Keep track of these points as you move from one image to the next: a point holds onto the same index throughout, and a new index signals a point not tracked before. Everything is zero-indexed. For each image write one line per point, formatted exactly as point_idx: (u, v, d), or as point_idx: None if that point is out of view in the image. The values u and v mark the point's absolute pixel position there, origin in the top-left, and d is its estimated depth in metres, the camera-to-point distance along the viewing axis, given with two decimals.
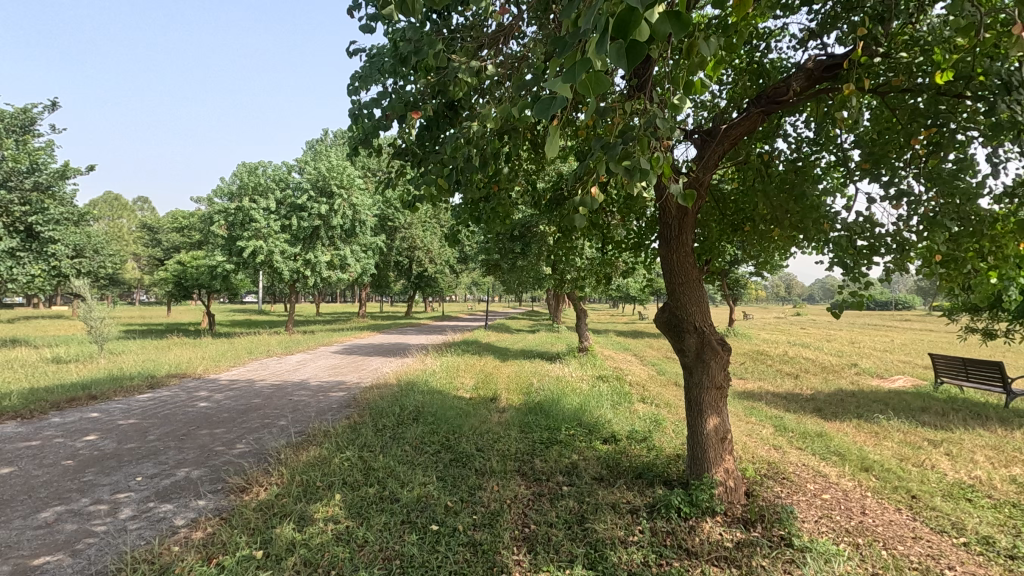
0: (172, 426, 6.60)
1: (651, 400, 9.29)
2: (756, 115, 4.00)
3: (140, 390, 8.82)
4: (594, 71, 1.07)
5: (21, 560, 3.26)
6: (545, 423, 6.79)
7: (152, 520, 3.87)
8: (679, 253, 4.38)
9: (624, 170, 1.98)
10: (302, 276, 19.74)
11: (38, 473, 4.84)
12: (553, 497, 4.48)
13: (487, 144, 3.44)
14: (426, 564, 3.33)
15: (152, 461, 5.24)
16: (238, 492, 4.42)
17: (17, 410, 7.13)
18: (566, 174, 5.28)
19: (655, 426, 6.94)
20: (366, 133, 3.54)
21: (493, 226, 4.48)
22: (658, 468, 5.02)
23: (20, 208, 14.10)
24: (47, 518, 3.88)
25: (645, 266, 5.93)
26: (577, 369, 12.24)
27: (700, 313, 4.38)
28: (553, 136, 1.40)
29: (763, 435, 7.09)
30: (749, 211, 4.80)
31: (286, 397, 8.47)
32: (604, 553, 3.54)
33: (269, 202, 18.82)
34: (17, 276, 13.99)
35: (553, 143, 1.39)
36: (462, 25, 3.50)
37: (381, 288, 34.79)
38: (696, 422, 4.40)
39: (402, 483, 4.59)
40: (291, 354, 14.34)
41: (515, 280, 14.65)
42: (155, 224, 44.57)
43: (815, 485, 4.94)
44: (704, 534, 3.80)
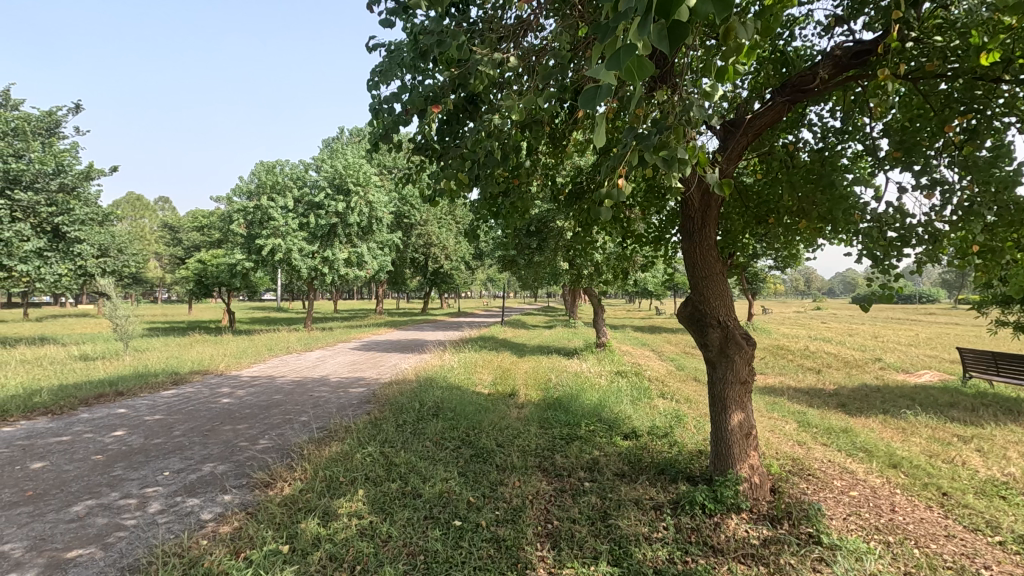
0: (196, 421, 6.72)
1: (671, 396, 9.19)
2: (781, 104, 3.89)
3: (164, 387, 8.98)
4: (638, 55, 1.03)
5: (54, 553, 3.33)
6: (564, 419, 6.77)
7: (180, 514, 3.92)
8: (702, 248, 4.29)
9: (659, 161, 1.94)
10: (320, 274, 19.94)
11: (69, 468, 4.95)
12: (574, 493, 4.46)
13: (508, 137, 3.41)
14: (450, 560, 3.33)
15: (178, 456, 5.33)
16: (262, 486, 4.47)
17: (48, 406, 7.31)
18: (586, 166, 5.23)
19: (676, 422, 6.87)
20: (387, 129, 3.51)
21: (512, 222, 4.43)
22: (681, 464, 4.97)
23: (47, 209, 14.39)
24: (79, 511, 3.95)
25: (665, 260, 5.87)
26: (595, 365, 12.18)
27: (724, 307, 4.31)
28: (600, 124, 1.34)
29: (786, 431, 6.99)
30: (774, 203, 4.67)
31: (307, 393, 8.57)
32: (629, 550, 3.50)
33: (286, 201, 19.06)
34: (44, 276, 14.32)
35: (602, 132, 1.32)
36: (480, 18, 3.43)
37: (397, 287, 35.06)
38: (720, 417, 4.35)
39: (423, 479, 4.60)
40: (311, 351, 14.50)
41: (532, 276, 14.64)
42: (175, 224, 45.37)
43: (842, 482, 4.83)
44: (730, 531, 3.74)
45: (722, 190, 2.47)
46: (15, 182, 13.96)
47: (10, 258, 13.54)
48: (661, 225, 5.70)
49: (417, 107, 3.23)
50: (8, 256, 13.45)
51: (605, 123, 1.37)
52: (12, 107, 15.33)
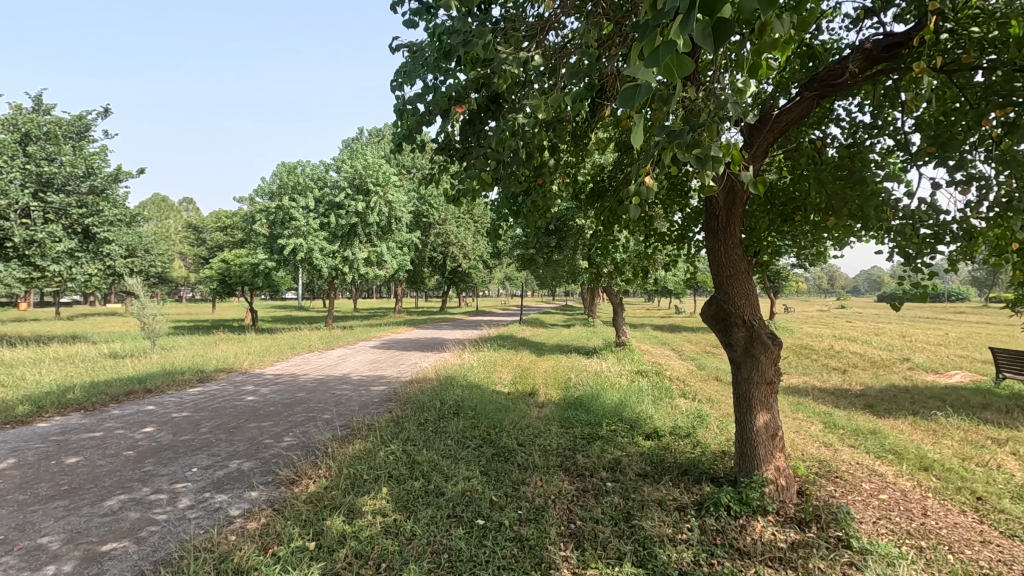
0: (223, 418, 6.85)
1: (692, 396, 9.09)
2: (809, 100, 3.81)
3: (190, 384, 9.17)
4: (678, 53, 1.02)
5: (90, 546, 3.42)
6: (585, 418, 6.74)
7: (209, 509, 4.00)
8: (727, 246, 4.22)
9: (693, 160, 1.89)
10: (340, 273, 20.19)
11: (102, 463, 5.08)
12: (597, 493, 4.44)
13: (531, 137, 3.39)
14: (474, 559, 3.34)
15: (206, 452, 5.43)
16: (288, 483, 4.53)
17: (80, 402, 7.51)
18: (608, 164, 5.20)
19: (698, 422, 6.80)
20: (411, 129, 3.51)
21: (534, 222, 4.42)
22: (705, 464, 4.91)
23: (77, 211, 14.75)
24: (112, 505, 4.06)
25: (688, 258, 5.80)
26: (616, 364, 12.10)
27: (749, 306, 4.24)
28: (639, 124, 1.32)
29: (812, 432, 6.86)
30: (801, 200, 4.58)
31: (330, 390, 8.70)
32: (654, 551, 3.47)
33: (308, 201, 19.32)
34: (75, 276, 14.74)
35: (639, 131, 1.31)
36: (502, 17, 3.41)
37: (416, 287, 35.32)
38: (745, 418, 4.29)
39: (446, 477, 4.63)
40: (333, 349, 14.64)
41: (551, 275, 14.62)
42: (200, 224, 46.33)
43: (872, 484, 4.74)
44: (757, 533, 3.69)
45: (760, 187, 2.40)
46: (47, 185, 14.38)
47: (43, 259, 14.01)
48: (684, 223, 5.63)
49: (441, 107, 3.23)
50: (41, 257, 13.90)
51: (644, 124, 1.35)
52: (45, 112, 15.78)
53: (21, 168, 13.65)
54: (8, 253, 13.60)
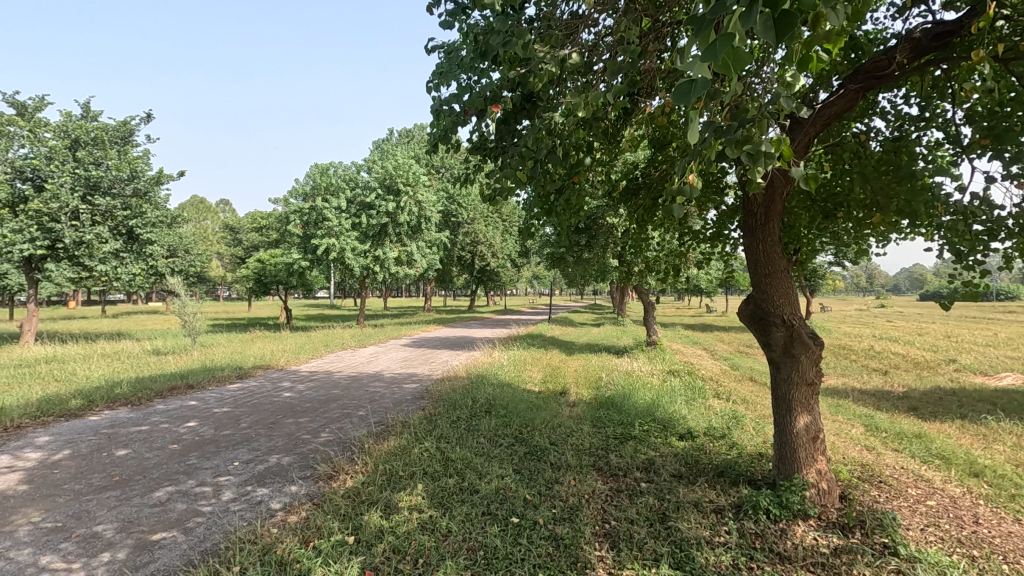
0: (261, 414, 7.03)
1: (726, 396, 8.93)
2: (853, 92, 3.66)
3: (230, 381, 9.45)
4: (734, 48, 1.01)
5: (141, 535, 3.57)
6: (617, 418, 6.69)
7: (252, 502, 4.12)
8: (766, 243, 4.11)
9: (742, 155, 1.85)
10: (371, 273, 20.50)
11: (149, 456, 5.28)
12: (631, 494, 4.41)
13: (567, 136, 3.37)
14: (510, 557, 3.35)
15: (246, 447, 5.59)
16: (326, 478, 4.64)
17: (127, 397, 7.83)
18: (642, 161, 5.14)
19: (734, 423, 6.66)
20: (447, 130, 3.52)
21: (567, 220, 4.39)
22: (742, 466, 4.82)
23: (122, 213, 15.35)
24: (161, 497, 4.22)
25: (723, 257, 5.70)
26: (647, 364, 11.99)
27: (788, 305, 4.12)
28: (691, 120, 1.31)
29: (853, 434, 6.67)
30: (845, 197, 4.43)
31: (363, 388, 8.84)
32: (691, 554, 3.42)
33: (340, 201, 19.66)
34: (121, 276, 15.39)
35: (691, 128, 1.31)
36: (537, 16, 3.37)
37: (444, 285, 35.48)
38: (784, 420, 4.19)
39: (480, 475, 4.66)
40: (364, 347, 14.85)
41: (580, 274, 14.54)
42: (236, 224, 47.61)
43: (918, 490, 4.57)
44: (798, 538, 3.60)
45: (810, 185, 2.34)
46: (95, 189, 14.96)
47: (92, 259, 14.66)
48: (719, 222, 5.53)
49: (477, 107, 3.24)
50: (89, 257, 14.57)
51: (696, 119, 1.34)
52: (93, 118, 16.43)
53: (71, 172, 14.24)
54: (59, 254, 14.30)
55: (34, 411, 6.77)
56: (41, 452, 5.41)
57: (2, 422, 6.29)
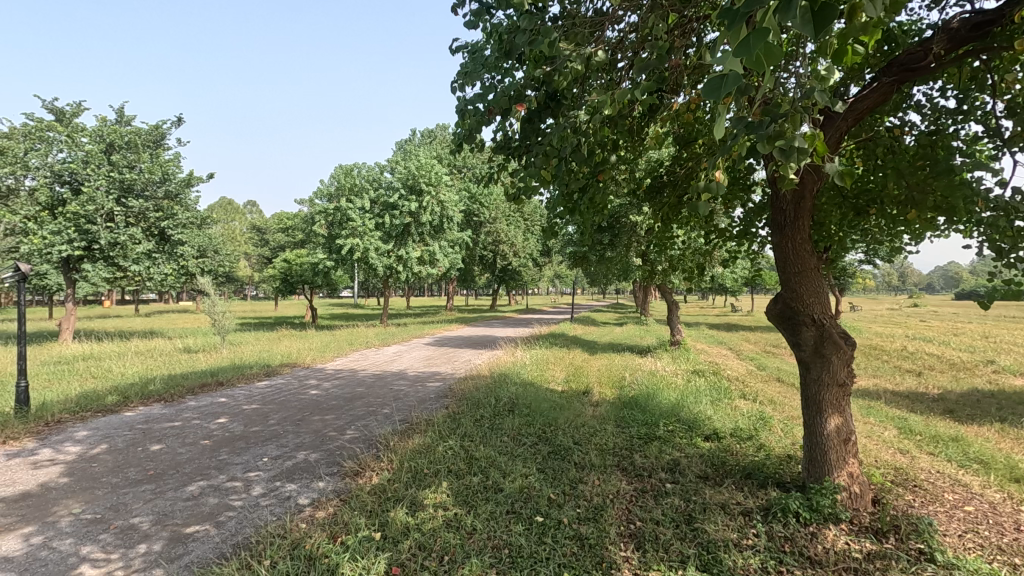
0: (289, 411, 7.17)
1: (753, 397, 8.78)
2: (887, 85, 3.54)
3: (258, 378, 9.65)
4: (768, 43, 0.99)
5: (175, 528, 3.66)
6: (641, 418, 6.63)
7: (281, 497, 4.20)
8: (795, 241, 4.02)
9: (775, 151, 1.81)
10: (395, 272, 20.70)
11: (182, 450, 5.43)
12: (656, 494, 4.37)
13: (592, 133, 3.34)
14: (535, 556, 3.35)
15: (275, 443, 5.70)
16: (352, 475, 4.70)
17: (161, 393, 8.06)
18: (666, 159, 5.08)
19: (761, 424, 6.55)
20: (471, 130, 3.52)
21: (591, 219, 4.37)
22: (770, 468, 4.73)
23: (155, 215, 15.78)
24: (193, 491, 4.33)
25: (749, 255, 5.60)
26: (671, 364, 11.87)
27: (819, 303, 4.03)
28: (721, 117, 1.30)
29: (886, 437, 6.50)
30: (878, 193, 4.31)
31: (387, 386, 8.94)
32: (719, 556, 3.38)
33: (364, 201, 19.88)
34: (153, 275, 15.85)
35: (722, 125, 1.29)
36: (561, 14, 3.34)
37: (466, 284, 35.62)
38: (814, 421, 4.10)
39: (504, 473, 4.67)
40: (388, 346, 15.01)
41: (603, 273, 14.46)
42: (263, 225, 48.58)
43: (955, 495, 4.42)
44: (828, 542, 3.51)
45: (843, 180, 2.28)
46: (129, 191, 15.41)
47: (125, 259, 15.12)
48: (745, 219, 5.43)
49: (502, 106, 3.24)
50: (123, 257, 15.04)
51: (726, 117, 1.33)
52: (127, 123, 16.92)
53: (106, 175, 14.68)
54: (95, 254, 14.80)
55: (73, 406, 7.01)
56: (80, 446, 5.61)
57: (44, 417, 6.53)
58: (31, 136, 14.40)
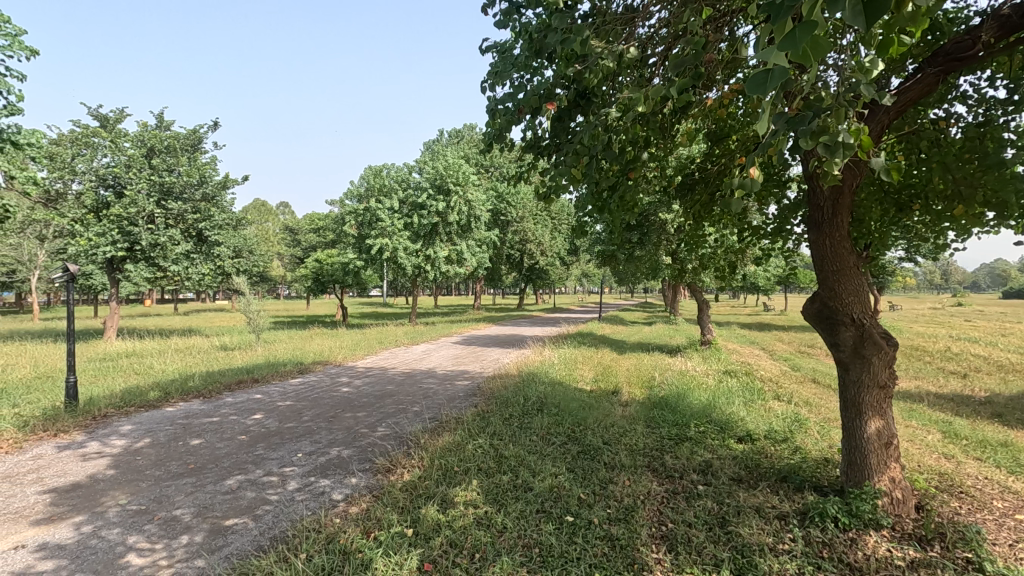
0: (321, 408, 7.31)
1: (787, 398, 8.57)
2: (933, 76, 3.40)
3: (292, 375, 9.87)
4: (817, 35, 0.97)
5: (215, 520, 3.78)
6: (672, 418, 6.55)
7: (315, 492, 4.30)
8: (834, 238, 3.90)
9: (818, 147, 1.77)
10: (423, 271, 20.90)
11: (221, 445, 5.60)
12: (688, 496, 4.31)
13: (624, 130, 3.31)
14: (565, 555, 3.34)
15: (309, 439, 5.82)
16: (384, 471, 4.77)
17: (199, 389, 8.32)
18: (698, 155, 5.00)
19: (796, 427, 6.38)
20: (501, 129, 3.53)
21: (621, 218, 4.33)
22: (806, 472, 4.61)
23: (192, 216, 16.27)
24: (232, 484, 4.46)
25: (784, 253, 5.47)
26: (702, 364, 11.67)
27: (859, 302, 3.90)
28: (767, 113, 1.28)
29: (930, 441, 6.26)
30: (922, 187, 4.15)
31: (416, 384, 9.05)
32: (754, 561, 3.31)
33: (392, 202, 20.12)
34: (191, 275, 16.36)
35: (767, 121, 1.28)
36: (593, 11, 3.32)
37: (494, 284, 35.70)
38: (854, 424, 3.98)
39: (533, 472, 4.67)
40: (416, 344, 15.16)
41: (632, 272, 14.30)
42: (295, 226, 49.63)
43: (1005, 503, 4.23)
44: (869, 549, 3.40)
45: (889, 176, 2.21)
46: (168, 194, 15.94)
47: (165, 260, 15.67)
48: (780, 216, 5.30)
49: (533, 105, 3.24)
50: (163, 258, 15.58)
51: (772, 113, 1.31)
52: (166, 127, 17.50)
53: (147, 179, 15.23)
54: (137, 255, 15.38)
55: (118, 401, 7.30)
56: (125, 439, 5.84)
57: (91, 411, 6.82)
58: (78, 142, 15.04)
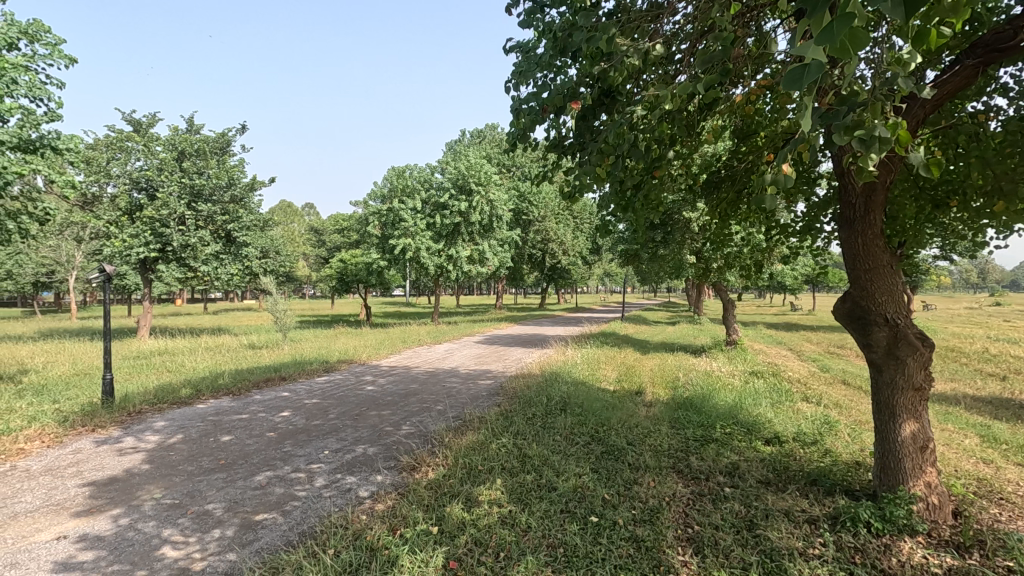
0: (347, 406, 7.42)
1: (816, 399, 8.40)
2: (971, 68, 3.29)
3: (318, 374, 10.03)
4: (855, 28, 0.95)
5: (246, 515, 3.86)
6: (697, 419, 6.46)
7: (342, 489, 4.36)
8: (866, 236, 3.80)
9: (853, 141, 1.73)
10: (445, 271, 21.02)
11: (250, 442, 5.72)
12: (714, 498, 4.25)
13: (649, 128, 3.28)
14: (591, 556, 3.33)
15: (335, 437, 5.91)
16: (409, 469, 4.82)
17: (228, 387, 8.51)
18: (724, 153, 4.92)
19: (826, 429, 6.23)
20: (525, 129, 3.53)
21: (646, 217, 4.29)
22: (837, 475, 4.50)
23: (221, 218, 16.64)
24: (261, 480, 4.56)
25: (812, 251, 5.35)
26: (727, 364, 11.50)
27: (893, 302, 3.79)
28: (804, 108, 1.26)
29: (967, 445, 6.07)
30: (960, 183, 4.02)
31: (440, 383, 9.11)
32: (783, 565, 3.25)
33: (415, 202, 20.28)
34: (220, 275, 16.74)
35: (804, 115, 1.25)
36: (618, 8, 3.30)
37: (516, 283, 35.71)
38: (887, 427, 3.88)
39: (557, 472, 4.66)
40: (439, 344, 15.25)
41: (655, 271, 14.15)
42: (320, 227, 50.40)
43: None
44: (904, 555, 3.31)
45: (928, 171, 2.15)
46: (198, 196, 16.34)
47: (195, 260, 16.07)
48: (809, 214, 5.19)
49: (557, 103, 3.23)
50: (194, 258, 15.98)
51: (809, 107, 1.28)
52: (196, 131, 17.94)
53: (178, 182, 15.63)
54: (168, 255, 15.81)
55: (152, 398, 7.52)
56: (159, 435, 6.00)
57: (126, 407, 7.03)
58: (112, 146, 15.53)
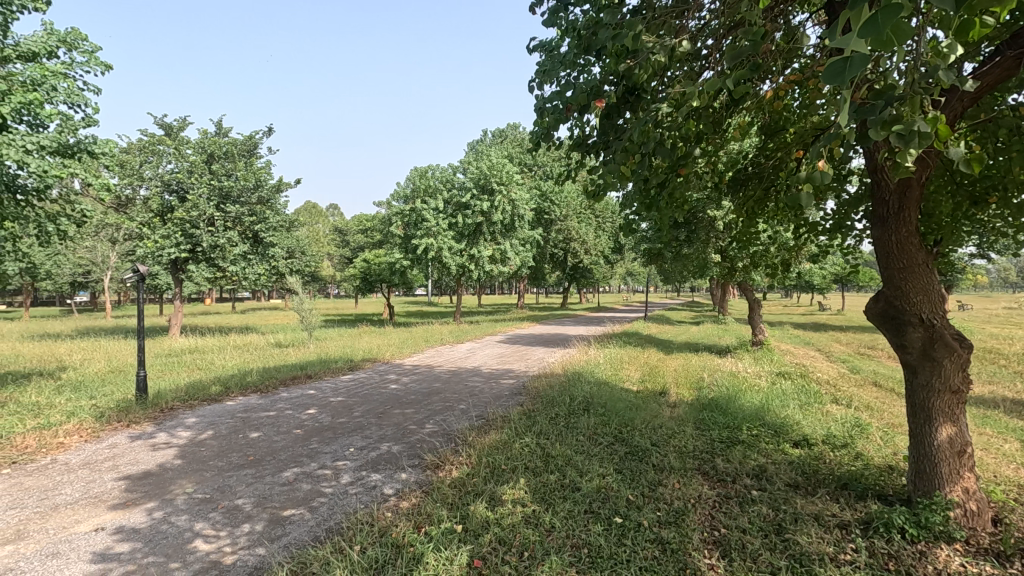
0: (371, 404, 7.50)
1: (846, 401, 8.20)
2: (1012, 58, 3.17)
3: (342, 372, 10.15)
4: (898, 20, 0.92)
5: (274, 510, 3.94)
6: (722, 421, 6.35)
7: (367, 486, 4.42)
8: (901, 234, 3.68)
9: (891, 136, 1.67)
10: (467, 271, 21.10)
11: (278, 438, 5.83)
12: (741, 501, 4.18)
13: (675, 125, 3.23)
14: (615, 557, 3.30)
15: (360, 434, 5.98)
16: (433, 467, 4.86)
17: (256, 384, 8.68)
18: (751, 149, 4.83)
19: (857, 432, 6.07)
20: (548, 127, 3.51)
21: (670, 215, 4.24)
22: (869, 479, 4.39)
23: (249, 219, 16.99)
24: (289, 476, 4.64)
25: (842, 250, 5.22)
26: (753, 365, 11.31)
27: (929, 302, 3.67)
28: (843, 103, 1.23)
29: (1006, 450, 5.85)
30: (999, 178, 3.88)
31: (462, 382, 9.16)
32: (813, 570, 3.18)
33: (437, 202, 20.42)
34: (248, 275, 17.07)
35: (845, 108, 1.22)
36: (643, 5, 3.26)
37: (538, 283, 35.66)
38: (922, 430, 3.76)
39: (580, 472, 4.64)
40: (461, 343, 15.30)
41: (678, 270, 13.99)
42: (344, 228, 51.02)
43: None
44: (940, 562, 3.21)
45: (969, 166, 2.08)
46: (227, 198, 16.72)
47: (224, 260, 16.44)
48: (839, 211, 5.06)
49: (581, 102, 3.21)
50: (222, 258, 16.34)
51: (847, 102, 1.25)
52: (225, 134, 18.35)
53: (207, 184, 16.02)
54: (198, 256, 16.20)
55: (183, 395, 7.71)
56: (190, 431, 6.16)
57: (159, 403, 7.22)
58: (145, 150, 15.98)
